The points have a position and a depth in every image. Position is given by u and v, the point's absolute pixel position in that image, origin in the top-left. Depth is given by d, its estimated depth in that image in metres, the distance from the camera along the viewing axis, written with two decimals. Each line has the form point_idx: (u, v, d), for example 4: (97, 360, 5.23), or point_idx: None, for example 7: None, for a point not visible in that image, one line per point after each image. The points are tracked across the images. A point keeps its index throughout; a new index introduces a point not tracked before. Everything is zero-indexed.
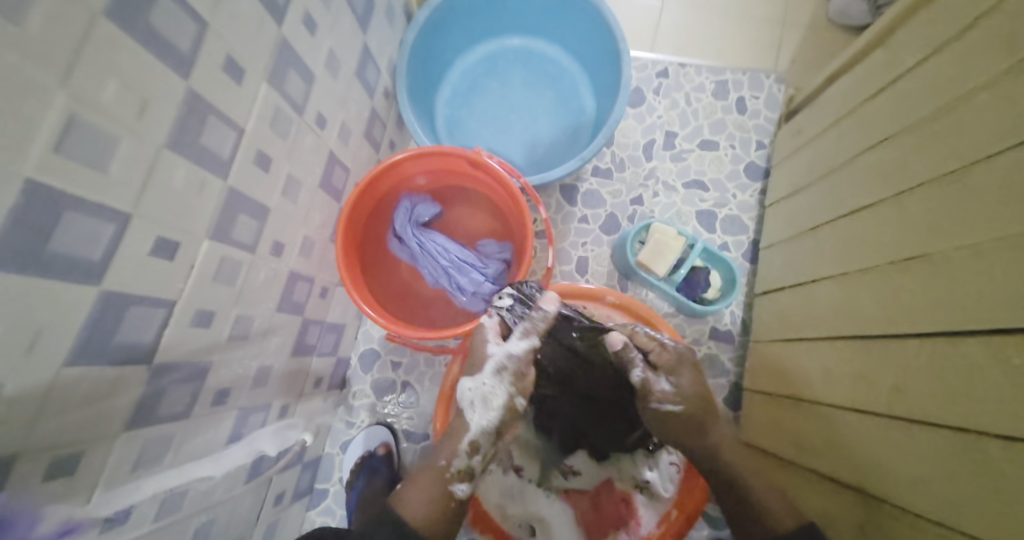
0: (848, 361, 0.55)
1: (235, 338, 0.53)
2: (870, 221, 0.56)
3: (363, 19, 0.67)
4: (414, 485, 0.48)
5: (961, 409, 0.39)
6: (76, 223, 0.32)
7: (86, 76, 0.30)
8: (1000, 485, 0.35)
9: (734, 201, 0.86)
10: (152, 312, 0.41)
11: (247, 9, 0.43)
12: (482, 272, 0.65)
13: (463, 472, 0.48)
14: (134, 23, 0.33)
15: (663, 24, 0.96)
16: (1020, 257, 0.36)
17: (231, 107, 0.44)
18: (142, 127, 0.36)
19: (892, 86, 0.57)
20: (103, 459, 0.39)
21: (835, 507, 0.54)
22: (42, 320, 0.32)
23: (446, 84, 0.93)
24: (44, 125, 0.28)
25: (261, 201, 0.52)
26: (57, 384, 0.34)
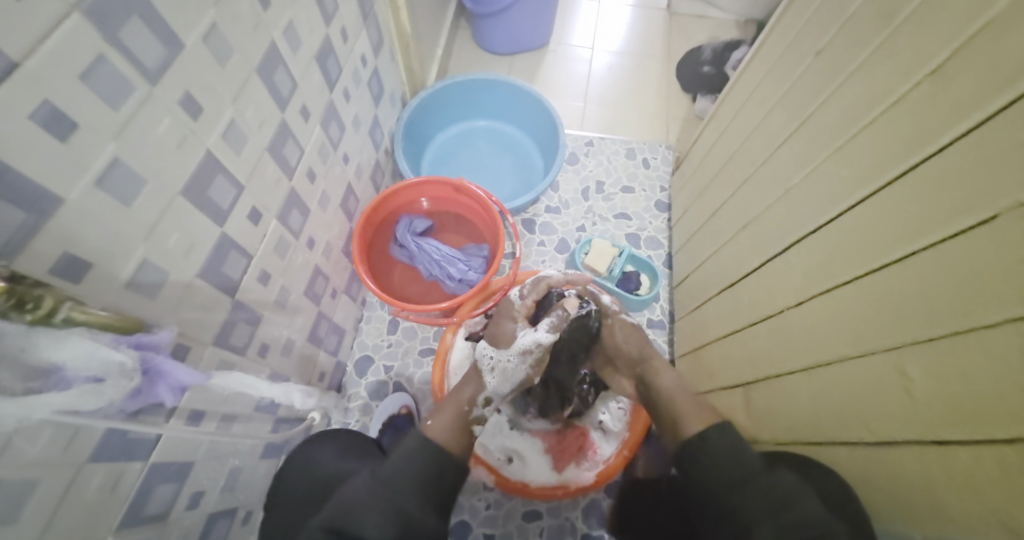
0: (745, 296, 0.78)
1: (279, 304, 0.69)
2: (762, 182, 0.77)
3: (376, 98, 0.95)
4: (440, 415, 0.66)
5: (828, 273, 0.56)
6: (219, 181, 0.52)
7: (241, 99, 0.53)
8: (828, 320, 0.55)
9: (651, 226, 1.19)
10: (240, 259, 0.58)
11: (316, 79, 0.69)
12: (464, 264, 0.92)
13: (479, 416, 0.69)
14: (265, 75, 0.57)
15: (587, 116, 1.37)
16: (852, 156, 0.55)
17: (300, 135, 0.67)
18: (258, 134, 0.57)
19: (774, 86, 0.79)
20: (199, 360, 0.51)
21: (758, 399, 0.69)
22: (194, 238, 0.49)
23: (429, 150, 1.22)
24: (219, 122, 0.50)
25: (306, 203, 0.73)
26: (192, 286, 0.50)
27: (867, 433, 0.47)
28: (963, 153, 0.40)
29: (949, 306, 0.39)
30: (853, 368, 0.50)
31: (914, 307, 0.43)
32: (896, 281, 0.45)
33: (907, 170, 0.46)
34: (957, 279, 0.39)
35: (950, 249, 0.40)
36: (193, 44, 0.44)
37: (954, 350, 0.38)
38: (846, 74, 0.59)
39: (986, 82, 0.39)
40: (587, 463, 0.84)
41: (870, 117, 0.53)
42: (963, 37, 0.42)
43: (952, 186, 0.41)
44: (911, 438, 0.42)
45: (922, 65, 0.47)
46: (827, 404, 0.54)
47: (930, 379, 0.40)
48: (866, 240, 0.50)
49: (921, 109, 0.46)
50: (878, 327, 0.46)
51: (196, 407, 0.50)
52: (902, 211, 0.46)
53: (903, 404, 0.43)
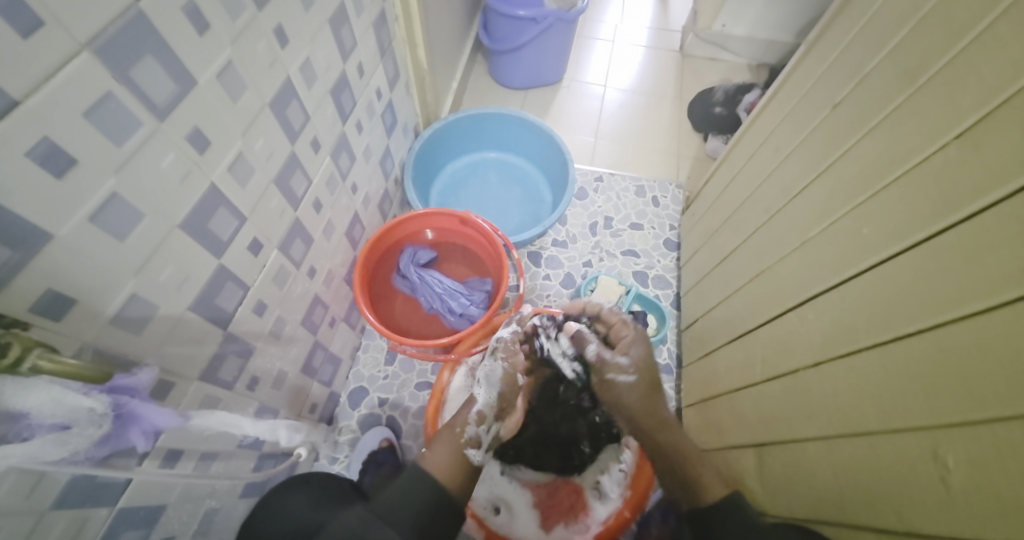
0: (758, 348, 0.75)
1: (273, 335, 0.68)
2: (775, 231, 0.77)
3: (389, 129, 0.95)
4: (435, 445, 0.61)
5: (854, 337, 0.55)
6: (222, 214, 0.51)
7: (252, 132, 0.53)
8: (855, 388, 0.53)
9: (660, 265, 1.18)
10: (236, 291, 0.57)
11: (330, 113, 0.69)
12: (466, 298, 0.91)
13: (472, 437, 0.62)
14: (277, 109, 0.57)
15: (597, 151, 1.37)
16: (875, 218, 0.55)
17: (309, 166, 0.67)
18: (266, 166, 0.57)
19: (783, 137, 0.80)
20: (180, 397, 0.51)
21: (777, 464, 0.66)
22: (190, 271, 0.48)
23: (438, 180, 1.22)
24: (227, 155, 0.50)
25: (310, 233, 0.72)
26: (182, 319, 0.49)
27: (897, 518, 0.45)
28: (998, 222, 0.39)
29: (989, 388, 0.38)
30: (883, 443, 0.48)
31: (949, 385, 0.41)
32: (929, 354, 0.44)
33: (934, 236, 0.46)
34: (995, 359, 0.37)
35: (986, 326, 0.39)
36: (207, 81, 0.44)
37: (996, 437, 0.37)
38: (865, 131, 0.59)
39: (1018, 153, 0.38)
40: (577, 525, 0.80)
41: (892, 176, 0.53)
42: (992, 104, 0.42)
43: (985, 257, 0.40)
44: (946, 528, 0.40)
45: (947, 130, 0.47)
46: (854, 479, 0.52)
47: (966, 468, 0.39)
48: (897, 308, 0.49)
49: (947, 174, 0.46)
50: (920, 403, 0.44)
51: (173, 448, 0.51)
52: (932, 280, 0.45)
53: (938, 491, 0.41)
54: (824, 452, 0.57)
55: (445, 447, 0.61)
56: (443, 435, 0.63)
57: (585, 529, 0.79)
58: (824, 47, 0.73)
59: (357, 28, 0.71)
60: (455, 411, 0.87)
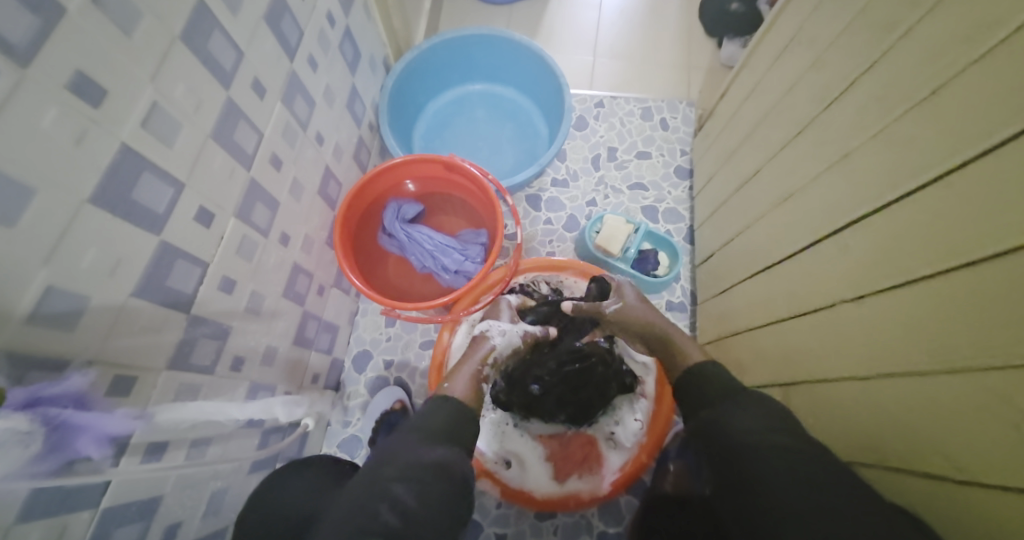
0: (785, 280, 0.67)
1: (251, 311, 0.63)
2: (808, 144, 0.65)
3: (352, 66, 0.83)
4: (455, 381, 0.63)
5: (906, 266, 0.46)
6: (149, 182, 0.44)
7: (165, 76, 0.43)
8: (906, 323, 0.45)
9: (670, 197, 1.08)
10: (192, 267, 0.50)
11: (269, 46, 0.58)
12: (460, 254, 0.82)
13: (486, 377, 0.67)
14: (195, 46, 0.47)
15: (596, 71, 1.22)
16: (938, 119, 0.44)
17: (254, 114, 0.57)
18: (196, 118, 0.48)
19: (823, 25, 0.65)
20: (146, 390, 0.46)
21: (805, 405, 0.61)
22: (120, 254, 0.42)
23: (421, 122, 1.10)
24: (135, 107, 0.41)
25: (274, 194, 0.64)
26: (126, 307, 0.43)
27: (951, 466, 0.40)
28: None
29: None
30: (935, 386, 0.42)
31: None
32: (998, 286, 0.36)
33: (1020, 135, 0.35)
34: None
35: None
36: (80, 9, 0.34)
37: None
38: (924, 10, 0.47)
39: None
40: (592, 476, 0.78)
41: (964, 65, 0.42)
42: None
43: None
44: (1007, 479, 0.35)
45: None
46: (897, 419, 0.46)
47: None
48: (963, 235, 0.40)
49: None
50: (991, 340, 0.36)
51: (156, 440, 0.48)
52: (1013, 191, 0.35)
53: (1005, 439, 0.35)
54: (864, 393, 0.50)
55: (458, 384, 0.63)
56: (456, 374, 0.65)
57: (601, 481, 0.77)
58: None
59: None
60: None
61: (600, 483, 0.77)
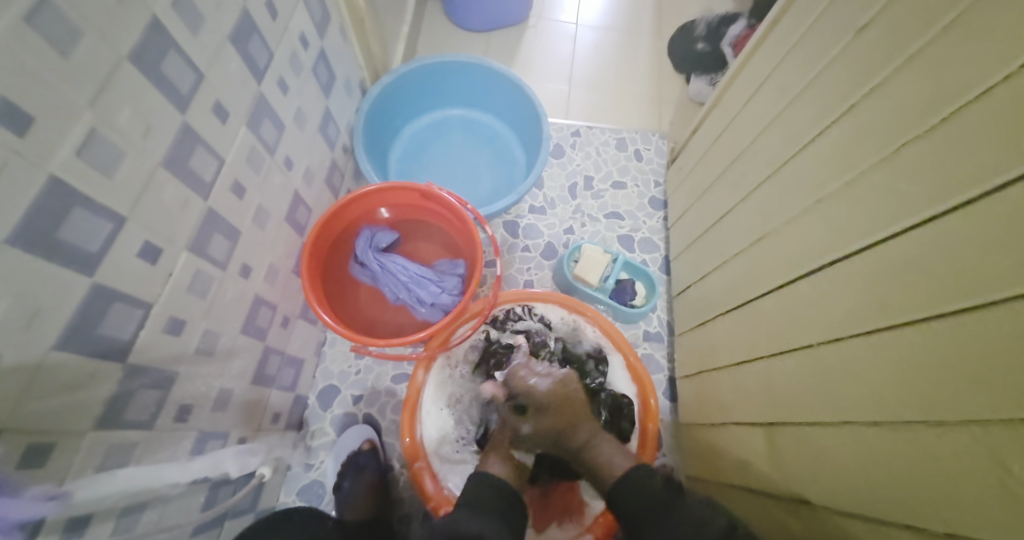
0: (763, 319, 0.67)
1: (202, 353, 0.56)
2: (782, 183, 0.66)
3: (326, 88, 0.79)
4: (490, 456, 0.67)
5: (882, 311, 0.46)
6: (82, 217, 0.38)
7: (107, 99, 0.39)
8: (889, 368, 0.44)
9: (646, 227, 1.07)
10: (131, 311, 0.44)
11: (234, 68, 0.54)
12: (436, 285, 0.78)
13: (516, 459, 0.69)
14: (147, 67, 0.42)
15: (572, 100, 1.23)
16: (911, 168, 0.44)
17: (215, 140, 0.52)
18: (145, 145, 0.43)
19: (794, 66, 0.66)
20: (66, 457, 0.40)
21: (782, 449, 0.59)
22: (40, 302, 0.36)
23: (397, 145, 1.06)
24: (70, 135, 0.36)
25: (234, 224, 0.58)
26: (44, 364, 0.37)
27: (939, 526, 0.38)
28: None
29: None
30: (925, 439, 0.40)
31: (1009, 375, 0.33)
32: (981, 337, 0.35)
33: (988, 194, 0.35)
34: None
35: None
36: (9, 27, 0.30)
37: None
38: (900, 62, 0.47)
39: None
40: (568, 526, 0.73)
41: (936, 118, 0.42)
42: None
43: None
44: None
45: (1014, 51, 0.35)
46: (883, 467, 0.44)
47: None
48: (942, 285, 0.39)
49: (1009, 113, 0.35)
50: (981, 392, 0.35)
51: (76, 515, 0.41)
52: (986, 250, 0.35)
53: (996, 496, 0.34)
54: (844, 438, 0.49)
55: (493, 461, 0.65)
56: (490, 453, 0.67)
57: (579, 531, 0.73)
58: None
59: None
60: (437, 413, 0.79)
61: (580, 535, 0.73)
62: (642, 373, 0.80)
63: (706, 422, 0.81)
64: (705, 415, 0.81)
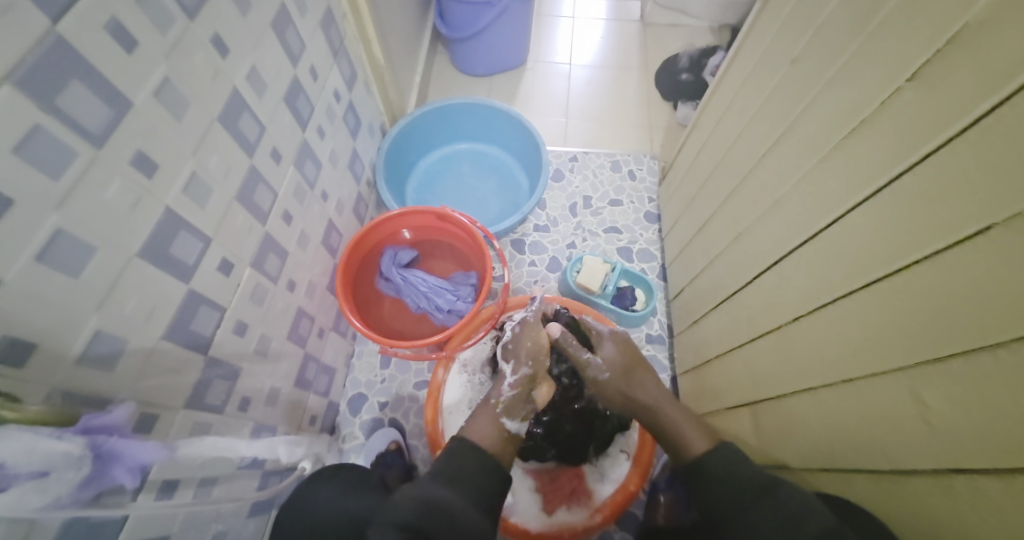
0: (743, 309, 0.76)
1: (258, 354, 0.67)
2: (748, 191, 0.76)
3: (354, 132, 0.93)
4: (477, 420, 0.66)
5: (825, 291, 0.55)
6: (184, 238, 0.50)
7: (203, 149, 0.51)
8: (836, 336, 0.53)
9: (643, 238, 1.18)
10: (211, 313, 0.56)
11: (286, 120, 0.67)
12: (452, 294, 0.90)
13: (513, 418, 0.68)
14: (228, 124, 0.55)
15: (569, 131, 1.36)
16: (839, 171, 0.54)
17: (272, 178, 0.65)
18: (226, 183, 0.56)
19: (750, 93, 0.77)
20: (167, 427, 0.50)
21: (767, 425, 0.67)
22: (155, 301, 0.47)
23: (413, 177, 1.20)
24: (178, 176, 0.48)
25: (283, 246, 0.70)
26: (155, 350, 0.48)
27: (887, 461, 0.46)
28: (953, 161, 0.39)
29: (959, 323, 0.38)
30: (868, 389, 0.48)
31: (919, 323, 0.42)
32: (901, 297, 0.44)
33: (895, 180, 0.46)
34: (962, 296, 0.38)
35: (952, 265, 0.39)
36: (144, 101, 0.43)
37: (969, 371, 0.37)
38: (823, 84, 0.58)
39: (967, 87, 0.38)
40: (579, 508, 0.81)
41: (851, 126, 0.53)
42: (941, 43, 0.41)
43: (944, 199, 0.40)
44: (932, 464, 0.41)
45: (900, 74, 0.46)
46: (840, 419, 0.52)
47: (948, 405, 0.39)
48: (867, 259, 0.49)
49: (904, 117, 0.45)
50: (901, 345, 0.44)
51: (169, 477, 0.51)
52: (896, 229, 0.45)
53: (921, 429, 0.42)
54: (810, 403, 0.58)
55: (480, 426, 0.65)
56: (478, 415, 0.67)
57: (589, 513, 0.80)
58: (772, 10, 0.72)
59: (303, 30, 0.68)
60: (455, 407, 0.89)
61: (588, 515, 0.80)
62: None
63: (705, 411, 0.88)
64: (703, 405, 0.89)
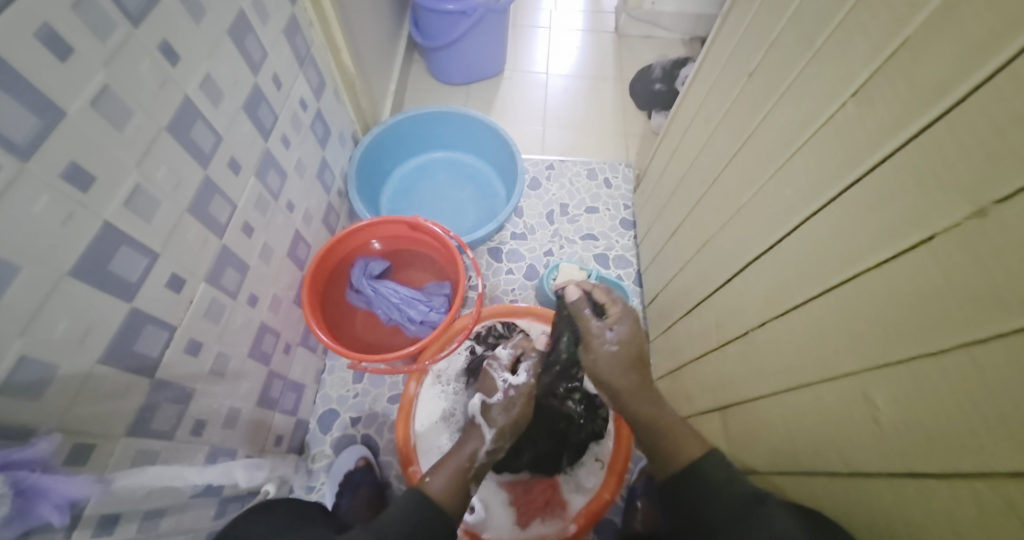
0: (711, 317, 0.75)
1: (215, 373, 0.64)
2: (714, 199, 0.76)
3: (322, 140, 0.90)
4: (441, 470, 0.60)
5: (784, 299, 0.55)
6: (126, 254, 0.47)
7: (150, 160, 0.49)
8: (794, 343, 0.53)
9: (619, 245, 1.17)
10: (159, 333, 0.53)
11: (246, 129, 0.65)
12: (425, 305, 0.87)
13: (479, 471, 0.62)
14: (179, 134, 0.52)
15: (547, 139, 1.35)
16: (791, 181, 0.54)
17: (229, 189, 0.62)
18: (176, 195, 0.53)
19: (713, 102, 0.77)
20: (107, 457, 0.47)
21: (735, 431, 0.66)
22: (92, 323, 0.44)
23: (387, 186, 1.18)
24: (119, 189, 0.45)
25: (243, 259, 0.67)
26: (92, 374, 0.45)
27: (842, 461, 0.45)
28: (896, 174, 0.39)
29: (905, 331, 0.37)
30: (823, 393, 0.47)
31: (868, 333, 0.41)
32: (849, 307, 0.43)
33: (844, 192, 0.45)
34: (908, 304, 0.37)
35: (897, 274, 0.38)
36: (79, 111, 0.41)
37: (914, 377, 0.36)
38: (776, 97, 0.58)
39: (906, 106, 0.38)
40: (554, 519, 0.79)
41: (801, 139, 0.52)
42: (881, 58, 0.41)
43: (888, 207, 0.39)
44: (884, 467, 0.40)
45: (845, 88, 0.46)
46: (801, 425, 0.51)
47: (895, 406, 0.38)
48: (820, 265, 0.48)
49: (847, 131, 0.45)
50: (852, 358, 0.43)
51: (108, 511, 0.47)
52: (845, 234, 0.45)
53: (872, 430, 0.41)
54: (773, 411, 0.57)
55: (442, 479, 0.59)
56: (442, 466, 0.61)
57: (563, 524, 0.79)
58: (732, 22, 0.72)
59: (264, 36, 0.66)
60: (428, 421, 0.86)
61: (561, 527, 0.79)
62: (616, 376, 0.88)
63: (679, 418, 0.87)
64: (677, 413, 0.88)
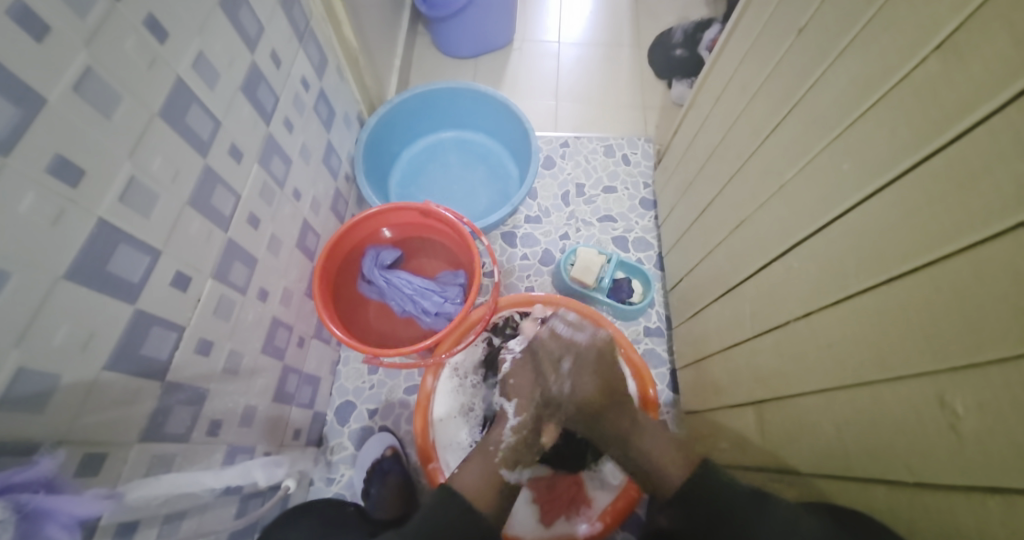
0: (745, 303, 0.71)
1: (228, 372, 0.62)
2: (749, 175, 0.71)
3: (327, 122, 0.86)
4: (469, 465, 0.63)
5: (838, 285, 0.50)
6: (125, 253, 0.44)
7: (143, 150, 0.45)
8: (850, 333, 0.48)
9: (638, 227, 1.12)
10: (166, 334, 0.50)
11: (246, 113, 0.60)
12: (439, 295, 0.84)
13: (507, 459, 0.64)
14: (174, 120, 0.48)
15: (560, 114, 1.29)
16: (851, 154, 0.49)
17: (232, 178, 0.58)
18: (175, 188, 0.49)
19: (751, 70, 0.71)
20: (119, 465, 0.45)
21: (773, 427, 0.63)
22: (92, 328, 0.41)
23: (395, 169, 1.13)
24: (112, 182, 0.42)
25: (251, 252, 0.64)
26: (97, 383, 0.42)
27: (908, 471, 0.42)
28: (989, 142, 0.34)
29: (995, 325, 0.33)
30: (885, 393, 0.44)
31: (949, 325, 0.37)
32: (923, 297, 0.39)
33: (922, 163, 0.40)
34: (1000, 293, 0.33)
35: (988, 258, 0.34)
36: (60, 98, 0.37)
37: (1007, 380, 0.32)
38: (833, 57, 0.52)
39: (1006, 62, 0.33)
40: (578, 517, 0.78)
41: (867, 104, 0.47)
42: (971, 8, 0.35)
43: (977, 183, 0.35)
44: (960, 479, 0.36)
45: (924, 43, 0.40)
46: (856, 428, 0.48)
47: (980, 414, 0.35)
48: (886, 249, 0.44)
49: (929, 92, 0.40)
50: (925, 352, 0.39)
51: (125, 520, 0.45)
52: (920, 216, 0.40)
53: (949, 439, 0.37)
54: (821, 406, 0.53)
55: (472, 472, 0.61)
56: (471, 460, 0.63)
57: (589, 522, 0.77)
58: None
59: (260, 9, 0.61)
60: (446, 415, 0.84)
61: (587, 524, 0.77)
62: (643, 370, 0.84)
63: (706, 408, 0.84)
64: (704, 402, 0.85)
